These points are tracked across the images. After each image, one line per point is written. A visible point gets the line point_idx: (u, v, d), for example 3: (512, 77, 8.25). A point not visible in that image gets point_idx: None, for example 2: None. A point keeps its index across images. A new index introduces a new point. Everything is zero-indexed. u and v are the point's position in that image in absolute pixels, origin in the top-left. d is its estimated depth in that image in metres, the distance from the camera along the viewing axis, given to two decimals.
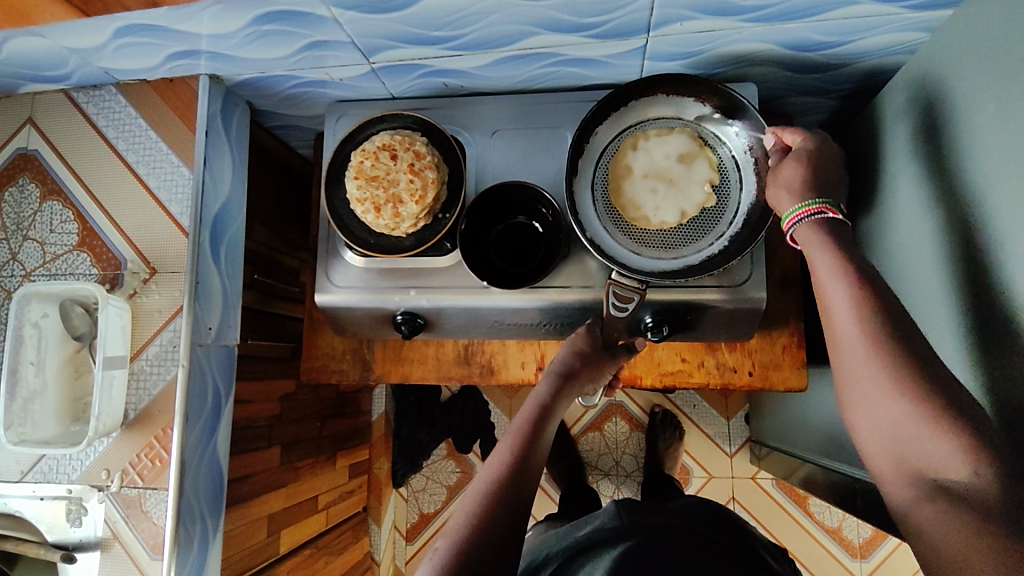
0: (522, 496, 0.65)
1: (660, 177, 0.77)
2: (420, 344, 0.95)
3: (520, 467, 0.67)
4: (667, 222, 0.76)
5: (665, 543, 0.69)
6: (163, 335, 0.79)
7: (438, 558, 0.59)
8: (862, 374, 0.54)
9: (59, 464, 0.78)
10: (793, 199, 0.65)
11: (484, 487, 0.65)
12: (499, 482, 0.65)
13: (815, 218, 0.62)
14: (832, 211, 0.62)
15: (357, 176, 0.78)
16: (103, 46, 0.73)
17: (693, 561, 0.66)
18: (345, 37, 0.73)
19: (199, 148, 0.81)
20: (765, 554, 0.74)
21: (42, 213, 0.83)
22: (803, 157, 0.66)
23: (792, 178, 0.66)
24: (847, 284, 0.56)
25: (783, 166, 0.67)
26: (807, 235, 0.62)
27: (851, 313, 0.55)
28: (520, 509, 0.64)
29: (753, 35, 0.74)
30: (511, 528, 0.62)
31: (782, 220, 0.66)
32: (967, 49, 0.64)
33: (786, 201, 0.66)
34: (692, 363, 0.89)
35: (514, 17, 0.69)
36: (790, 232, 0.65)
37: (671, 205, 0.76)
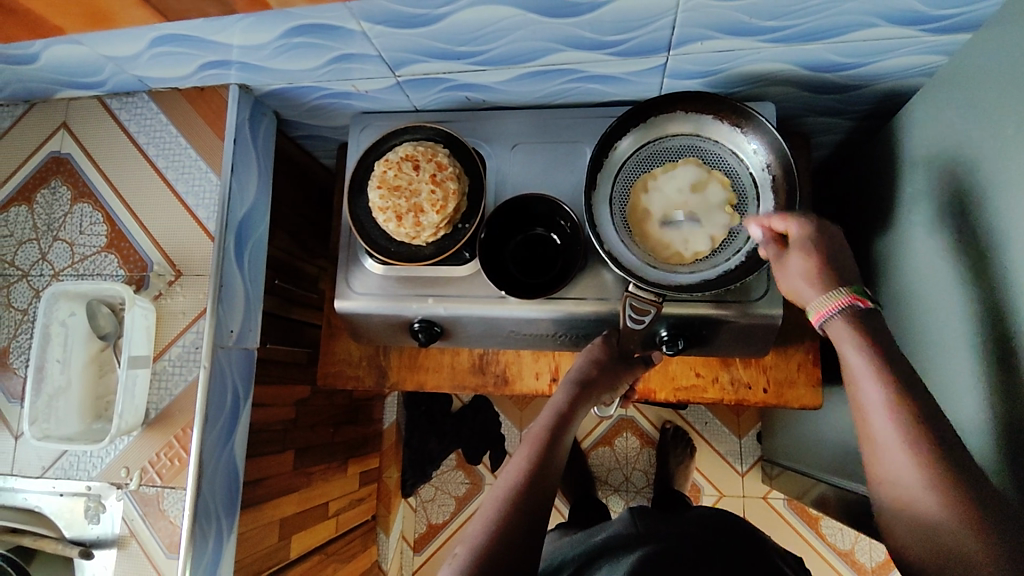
0: (539, 505, 0.66)
1: (680, 212, 0.78)
2: (436, 352, 0.96)
3: (540, 477, 0.67)
4: (702, 251, 0.77)
5: (682, 548, 0.69)
6: (186, 337, 0.80)
7: (457, 564, 0.60)
8: (897, 461, 0.55)
9: (80, 461, 0.79)
10: (814, 289, 0.64)
11: (504, 496, 0.65)
12: (518, 490, 0.66)
13: (843, 310, 0.61)
14: (860, 301, 0.62)
15: (380, 186, 0.80)
16: (139, 54, 0.76)
17: (710, 561, 0.67)
18: (374, 50, 0.75)
19: (227, 154, 0.83)
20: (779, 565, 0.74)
21: (73, 214, 0.85)
22: (810, 248, 0.65)
23: (807, 269, 0.65)
24: (878, 379, 0.57)
25: (791, 256, 0.66)
26: (836, 327, 0.62)
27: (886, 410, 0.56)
28: (537, 519, 0.65)
29: (773, 55, 0.75)
30: (528, 535, 0.63)
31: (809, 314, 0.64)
32: (986, 71, 0.65)
33: (805, 290, 0.65)
34: (707, 378, 0.89)
35: (538, 34, 0.71)
36: (819, 324, 0.64)
37: (699, 234, 0.77)
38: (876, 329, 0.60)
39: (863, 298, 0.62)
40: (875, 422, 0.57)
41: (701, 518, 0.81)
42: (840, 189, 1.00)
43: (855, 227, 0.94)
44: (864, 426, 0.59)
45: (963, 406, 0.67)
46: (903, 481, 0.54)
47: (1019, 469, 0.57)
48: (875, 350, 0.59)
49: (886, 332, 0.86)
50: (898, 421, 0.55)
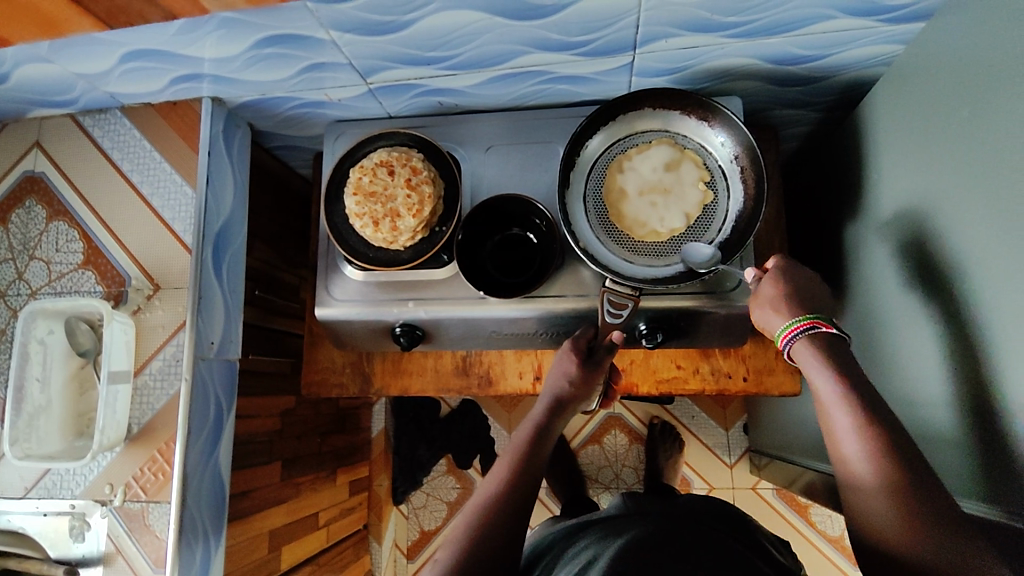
0: (519, 514, 0.68)
1: (654, 190, 0.80)
2: (419, 356, 0.96)
3: (518, 487, 0.69)
4: (677, 228, 0.78)
5: (673, 528, 0.71)
6: (166, 350, 0.80)
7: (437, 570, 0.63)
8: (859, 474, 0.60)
9: (63, 479, 0.79)
10: (779, 315, 0.70)
11: (482, 506, 0.68)
12: (495, 501, 0.68)
13: (807, 332, 0.68)
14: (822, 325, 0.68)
15: (356, 193, 0.81)
16: (111, 70, 0.76)
17: (701, 538, 0.69)
18: (344, 58, 0.76)
19: (202, 167, 0.83)
20: (765, 544, 0.76)
21: (48, 233, 0.85)
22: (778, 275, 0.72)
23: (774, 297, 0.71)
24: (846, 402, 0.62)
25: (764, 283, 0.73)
26: (803, 348, 0.67)
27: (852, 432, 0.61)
28: (515, 527, 0.67)
29: (736, 50, 0.77)
30: (506, 543, 0.65)
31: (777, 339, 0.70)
32: (939, 58, 0.67)
33: (775, 318, 0.71)
34: (687, 370, 0.90)
35: (506, 37, 0.72)
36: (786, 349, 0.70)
37: (674, 212, 0.79)
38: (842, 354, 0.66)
39: (827, 324, 0.68)
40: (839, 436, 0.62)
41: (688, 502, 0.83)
42: (810, 179, 1.02)
43: (825, 217, 0.96)
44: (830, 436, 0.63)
45: (932, 385, 0.68)
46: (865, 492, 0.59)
47: (996, 440, 0.59)
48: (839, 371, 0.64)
49: (860, 317, 0.87)
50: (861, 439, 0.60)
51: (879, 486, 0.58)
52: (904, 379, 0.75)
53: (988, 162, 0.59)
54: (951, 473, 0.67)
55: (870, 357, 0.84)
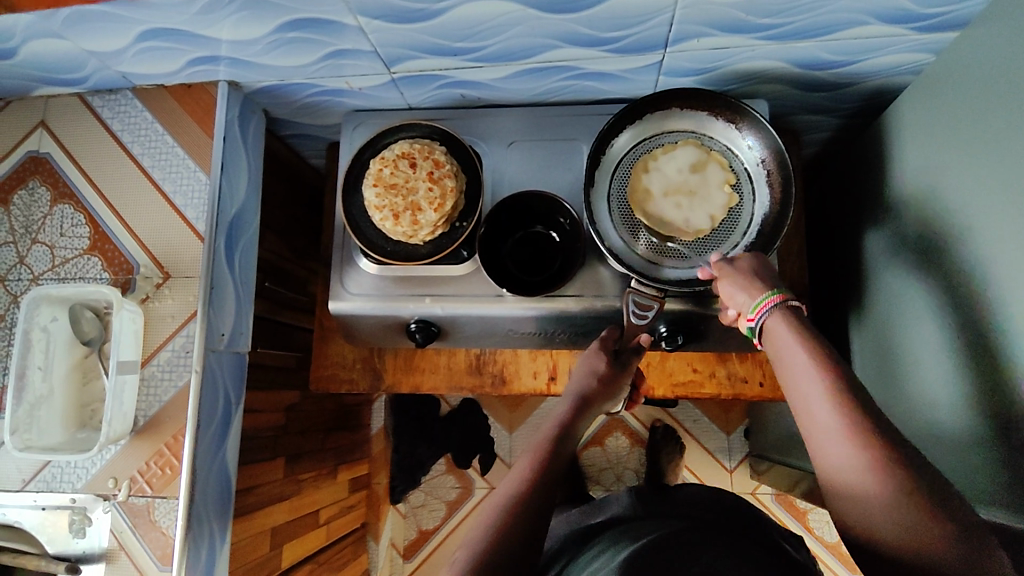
0: (542, 514, 0.66)
1: (680, 192, 0.78)
2: (432, 353, 0.94)
3: (543, 486, 0.67)
4: (702, 231, 0.77)
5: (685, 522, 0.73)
6: (175, 341, 0.77)
7: (458, 565, 0.60)
8: (852, 476, 0.50)
9: (64, 472, 0.75)
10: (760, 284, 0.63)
11: (504, 503, 0.65)
12: (519, 499, 0.66)
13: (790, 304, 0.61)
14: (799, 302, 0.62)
15: (377, 184, 0.79)
16: (125, 49, 0.74)
17: (709, 529, 0.71)
18: (368, 46, 0.74)
19: (217, 153, 0.81)
20: (776, 539, 0.78)
21: (53, 216, 0.82)
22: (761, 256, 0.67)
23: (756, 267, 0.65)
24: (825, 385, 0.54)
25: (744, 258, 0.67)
26: (777, 322, 0.60)
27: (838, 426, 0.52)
28: (538, 528, 0.65)
29: (766, 53, 0.77)
30: (528, 541, 0.63)
31: (748, 311, 0.63)
32: (971, 67, 0.67)
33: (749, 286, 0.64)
34: (703, 373, 0.89)
35: (537, 30, 0.71)
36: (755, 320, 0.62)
37: (699, 213, 0.77)
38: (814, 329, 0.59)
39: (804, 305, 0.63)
40: (820, 433, 0.53)
41: (703, 502, 0.84)
42: (829, 186, 1.02)
43: (843, 224, 0.96)
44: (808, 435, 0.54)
45: (956, 396, 0.68)
46: (863, 495, 0.50)
47: (1010, 450, 0.59)
48: (814, 346, 0.57)
49: (878, 325, 0.87)
50: (848, 430, 0.51)
51: (880, 488, 0.49)
52: (918, 388, 0.75)
53: (1016, 173, 0.59)
54: (959, 483, 0.67)
55: (887, 365, 0.84)
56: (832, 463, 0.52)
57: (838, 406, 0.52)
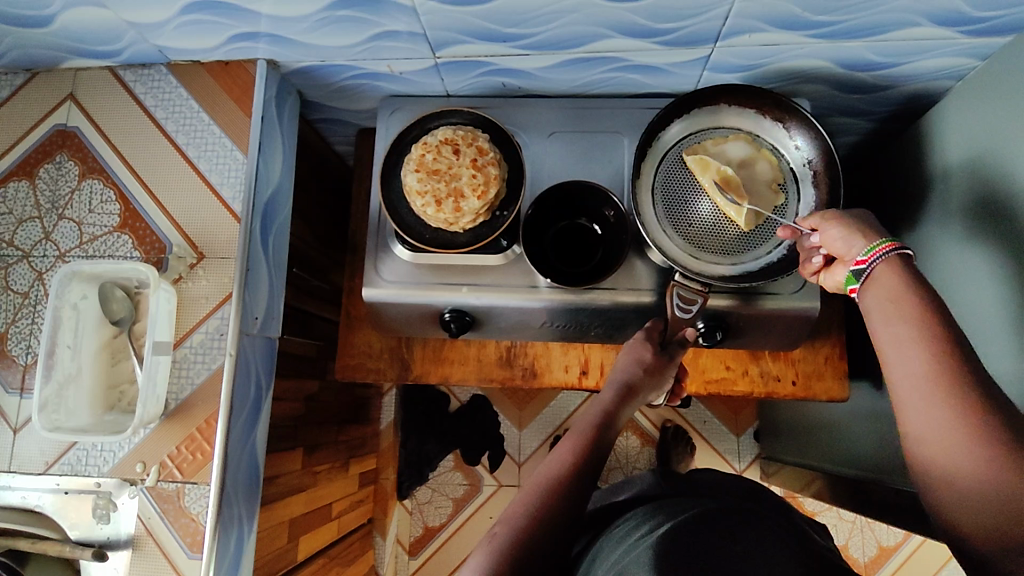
0: (578, 502, 0.66)
1: None
2: (462, 344, 0.92)
3: (582, 472, 0.67)
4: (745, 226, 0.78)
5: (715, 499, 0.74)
6: (209, 323, 0.75)
7: (496, 542, 0.61)
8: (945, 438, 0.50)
9: (89, 455, 0.73)
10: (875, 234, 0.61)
11: (542, 486, 0.65)
12: (556, 483, 0.66)
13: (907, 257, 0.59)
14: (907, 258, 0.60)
15: (418, 169, 0.78)
16: (168, 21, 0.72)
17: (739, 504, 0.73)
18: (419, 28, 0.73)
19: (254, 132, 0.79)
20: (796, 519, 0.81)
21: (81, 191, 0.79)
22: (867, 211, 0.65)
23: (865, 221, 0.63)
24: (924, 345, 0.52)
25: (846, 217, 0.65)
26: (881, 274, 0.58)
27: (934, 388, 0.51)
28: (573, 515, 0.65)
29: (813, 52, 0.77)
30: (561, 525, 0.64)
31: (861, 253, 0.60)
32: (1023, 73, 0.69)
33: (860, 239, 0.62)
34: (737, 371, 0.89)
35: (591, 18, 0.71)
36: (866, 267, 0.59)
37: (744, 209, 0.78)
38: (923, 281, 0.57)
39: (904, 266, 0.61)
40: (913, 393, 0.52)
41: (727, 486, 0.85)
42: (858, 189, 1.03)
43: (874, 228, 0.96)
44: (897, 394, 0.54)
45: (1005, 395, 0.68)
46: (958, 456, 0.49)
47: None
48: (918, 301, 0.55)
49: None
50: (947, 393, 0.50)
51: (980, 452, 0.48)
52: None
53: None
54: None
55: None
56: (922, 423, 0.51)
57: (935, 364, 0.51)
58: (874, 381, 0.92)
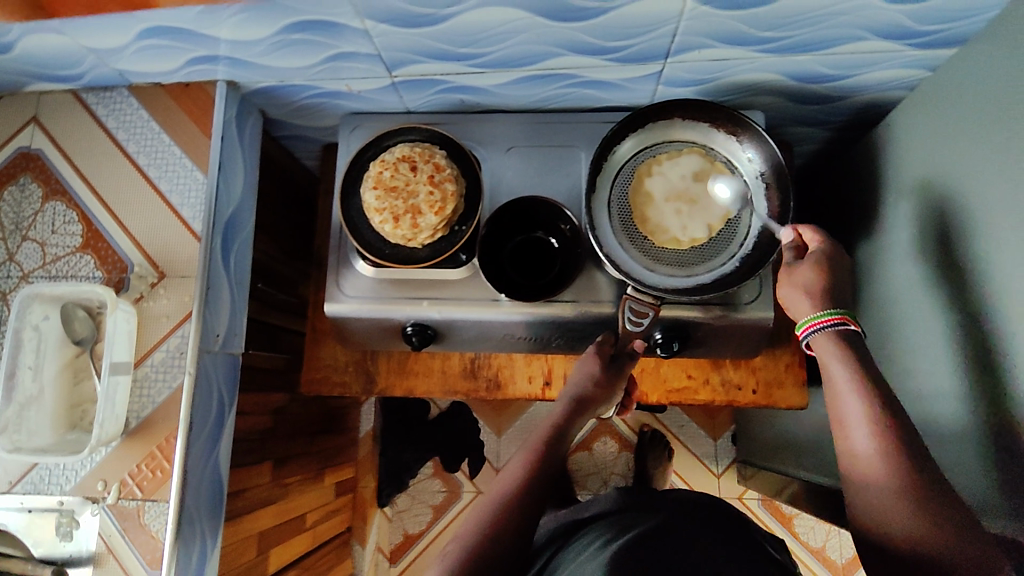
0: (528, 521, 0.67)
1: (681, 198, 0.80)
2: (426, 357, 0.94)
3: (531, 491, 0.68)
4: (699, 239, 0.78)
5: (674, 518, 0.73)
6: (170, 342, 0.76)
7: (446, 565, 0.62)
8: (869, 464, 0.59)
9: (52, 474, 0.74)
10: (812, 302, 0.68)
11: (493, 507, 0.67)
12: (506, 503, 0.67)
13: (837, 327, 0.66)
14: (850, 323, 0.66)
15: (376, 187, 0.79)
16: (126, 46, 0.73)
17: (698, 525, 0.71)
18: (373, 49, 0.74)
19: (214, 152, 0.80)
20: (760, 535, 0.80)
21: (43, 213, 0.81)
22: (820, 263, 0.70)
23: (810, 283, 0.69)
24: (869, 412, 0.60)
25: (801, 266, 0.70)
26: (821, 342, 0.66)
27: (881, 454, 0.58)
28: (523, 534, 0.66)
29: (764, 66, 0.77)
30: (513, 546, 0.64)
31: (798, 327, 0.69)
32: (966, 85, 0.69)
33: (803, 303, 0.69)
34: (698, 380, 0.90)
35: (541, 38, 0.71)
36: (805, 338, 0.68)
37: (698, 222, 0.79)
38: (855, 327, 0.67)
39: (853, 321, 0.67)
40: (864, 456, 0.59)
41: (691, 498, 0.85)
42: (818, 195, 1.04)
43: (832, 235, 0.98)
44: (849, 458, 0.61)
45: (951, 403, 0.69)
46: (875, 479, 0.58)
47: (1002, 457, 0.60)
48: (859, 369, 0.63)
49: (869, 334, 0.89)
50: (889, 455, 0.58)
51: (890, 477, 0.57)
52: (921, 402, 0.76)
53: (1012, 189, 0.60)
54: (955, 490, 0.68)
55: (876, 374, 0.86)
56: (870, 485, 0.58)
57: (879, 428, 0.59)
58: None
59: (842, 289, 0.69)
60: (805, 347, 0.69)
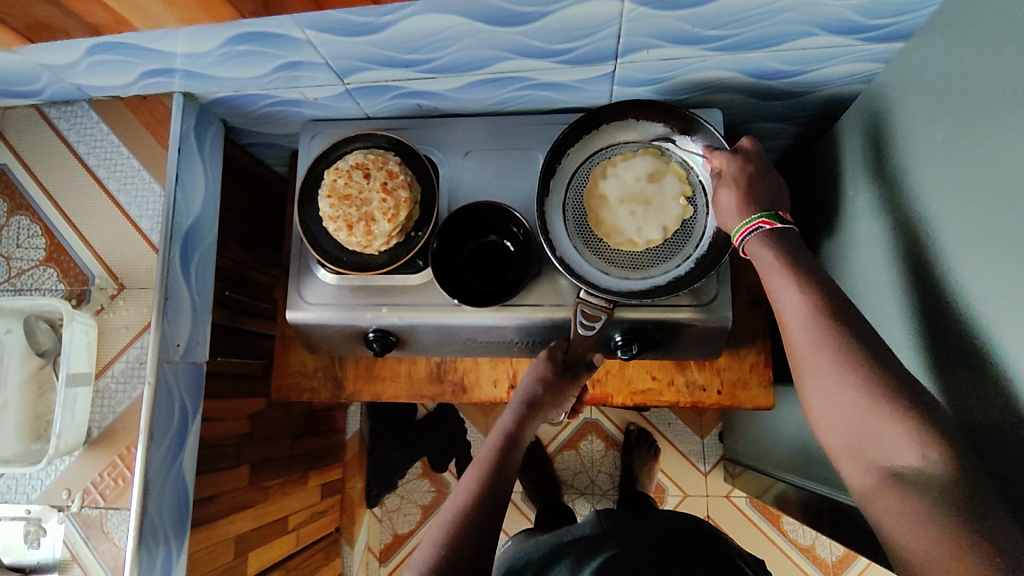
0: (490, 530, 0.66)
1: (636, 200, 0.79)
2: (392, 362, 0.95)
3: (489, 499, 0.68)
4: (654, 240, 0.78)
5: (654, 549, 0.68)
6: (130, 352, 0.78)
7: None
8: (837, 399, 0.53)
9: (19, 483, 0.77)
10: (737, 215, 0.66)
11: (452, 518, 0.66)
12: (466, 513, 0.66)
13: (757, 233, 0.63)
14: (773, 224, 0.63)
15: (330, 195, 0.79)
16: (76, 63, 0.73)
17: (678, 559, 0.67)
18: (320, 58, 0.73)
19: (171, 164, 0.81)
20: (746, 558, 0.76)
21: (9, 227, 0.82)
22: (736, 176, 0.67)
23: (730, 201, 0.67)
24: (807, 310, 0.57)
25: (721, 189, 0.68)
26: (755, 249, 0.63)
27: (820, 355, 0.55)
28: (485, 544, 0.65)
29: (717, 63, 0.76)
30: (476, 557, 0.63)
31: (732, 237, 0.66)
32: (916, 78, 0.67)
33: (731, 219, 0.67)
34: (662, 381, 0.90)
35: (486, 42, 0.70)
36: (740, 246, 0.65)
37: (653, 223, 0.78)
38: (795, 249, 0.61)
39: (775, 220, 0.63)
40: (805, 359, 0.56)
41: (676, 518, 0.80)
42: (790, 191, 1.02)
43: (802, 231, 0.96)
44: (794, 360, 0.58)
45: None
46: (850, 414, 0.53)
47: None
48: (798, 271, 0.59)
49: None
50: (828, 354, 0.54)
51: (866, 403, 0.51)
52: None
53: (960, 187, 0.58)
54: None
55: None
56: (816, 383, 0.55)
57: (817, 328, 0.56)
58: None
59: (767, 192, 0.66)
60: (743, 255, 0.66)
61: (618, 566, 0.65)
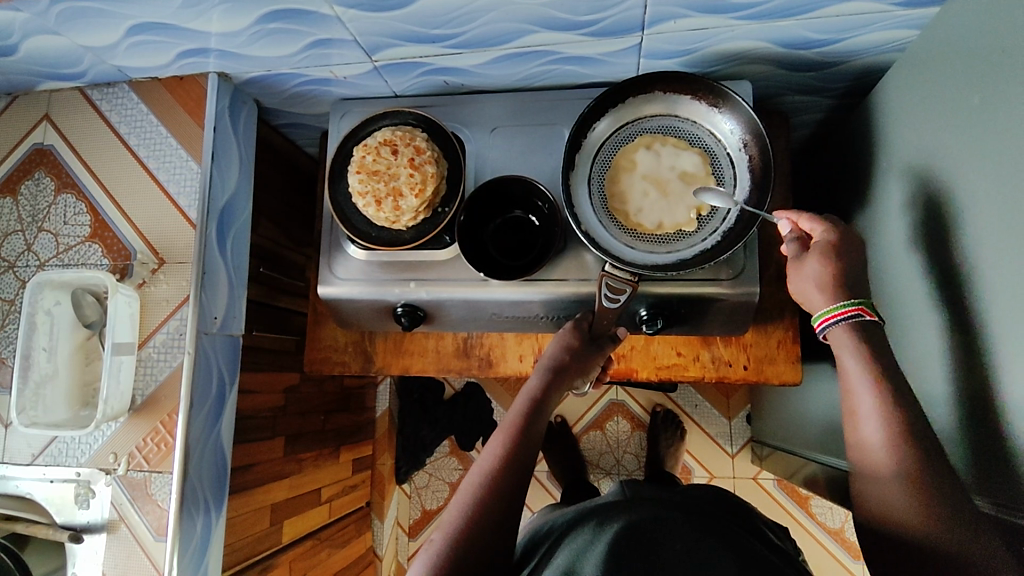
0: (513, 495, 0.67)
1: (656, 184, 0.79)
2: (420, 337, 0.97)
3: (513, 466, 0.69)
4: (644, 226, 0.78)
5: (678, 511, 0.69)
6: (170, 324, 0.81)
7: (431, 551, 0.63)
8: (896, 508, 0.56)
9: (69, 447, 0.81)
10: (823, 296, 0.67)
11: (478, 483, 0.67)
12: (490, 479, 0.68)
13: (852, 319, 0.64)
14: (868, 313, 0.65)
15: (359, 170, 0.81)
16: (117, 44, 0.76)
17: (702, 520, 0.67)
18: (349, 35, 0.74)
19: (207, 143, 0.84)
20: (767, 530, 0.76)
21: (56, 205, 0.86)
22: (826, 252, 0.68)
23: (820, 276, 0.67)
24: (881, 419, 0.59)
25: (809, 260, 0.68)
26: (840, 336, 0.65)
27: (884, 450, 0.58)
28: (509, 510, 0.66)
29: (746, 32, 0.75)
30: (500, 523, 0.65)
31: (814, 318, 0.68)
32: (953, 44, 0.64)
33: (816, 297, 0.68)
34: (688, 357, 0.90)
35: (511, 15, 0.70)
36: (821, 330, 0.67)
37: (655, 212, 0.78)
38: (876, 345, 0.63)
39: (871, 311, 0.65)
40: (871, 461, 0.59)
41: (696, 490, 0.80)
42: (822, 166, 1.00)
43: (834, 206, 0.94)
44: (858, 462, 0.61)
45: (940, 378, 0.67)
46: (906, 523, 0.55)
47: (983, 434, 0.58)
48: (874, 365, 0.62)
49: None
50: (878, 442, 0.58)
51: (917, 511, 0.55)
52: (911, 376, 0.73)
53: (998, 154, 0.56)
54: None
55: None
56: (865, 443, 0.60)
57: (886, 416, 0.59)
58: (834, 363, 0.90)
59: (849, 272, 0.67)
60: (821, 337, 0.68)
61: (641, 524, 0.65)
